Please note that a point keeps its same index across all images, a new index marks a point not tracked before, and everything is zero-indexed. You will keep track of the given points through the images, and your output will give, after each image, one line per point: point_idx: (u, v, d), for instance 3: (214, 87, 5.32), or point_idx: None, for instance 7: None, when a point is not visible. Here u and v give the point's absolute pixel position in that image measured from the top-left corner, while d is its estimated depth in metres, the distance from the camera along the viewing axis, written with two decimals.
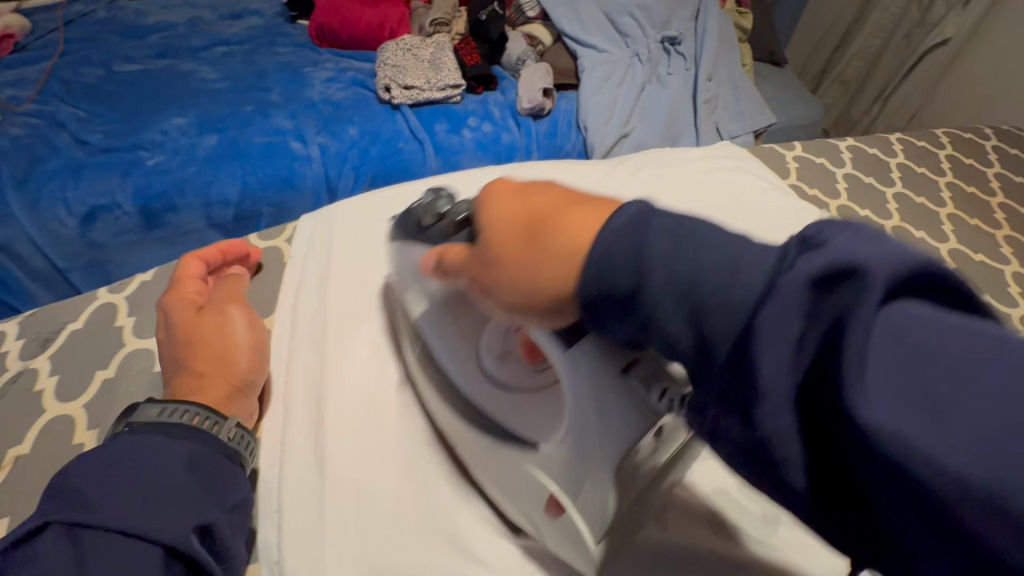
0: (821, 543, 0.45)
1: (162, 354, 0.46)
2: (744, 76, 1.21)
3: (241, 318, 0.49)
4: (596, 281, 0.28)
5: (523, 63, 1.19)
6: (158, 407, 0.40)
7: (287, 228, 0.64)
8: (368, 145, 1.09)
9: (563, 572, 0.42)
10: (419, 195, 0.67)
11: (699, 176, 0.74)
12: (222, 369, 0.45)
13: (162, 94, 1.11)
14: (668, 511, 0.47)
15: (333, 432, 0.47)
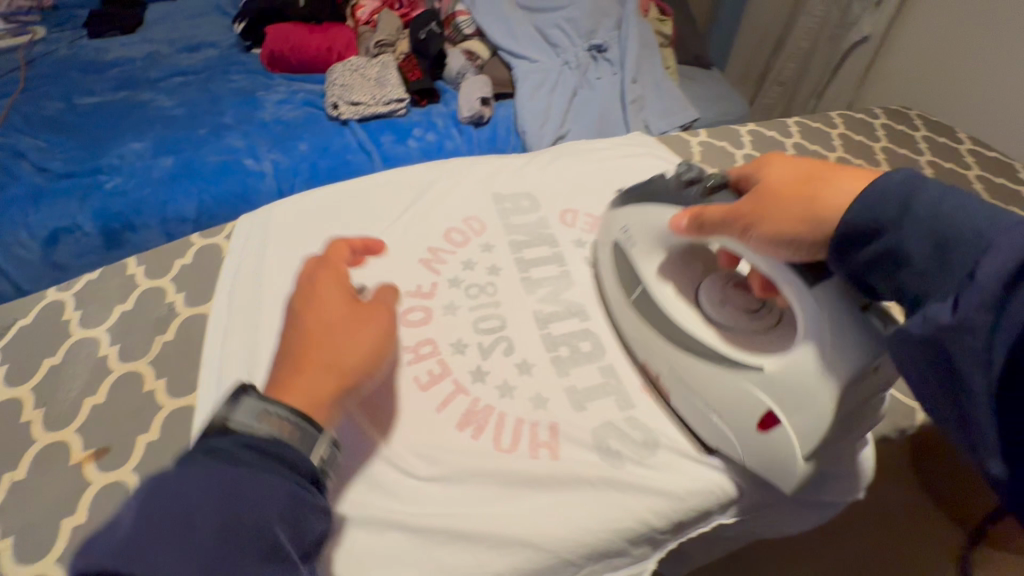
0: (696, 463, 0.49)
1: (276, 347, 0.44)
2: (667, 77, 1.31)
3: (376, 323, 0.46)
4: (871, 219, 0.42)
5: (463, 76, 1.28)
6: (256, 410, 0.37)
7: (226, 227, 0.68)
8: (317, 159, 1.16)
9: (464, 503, 0.45)
10: (349, 190, 0.72)
11: (608, 162, 0.81)
12: (336, 363, 0.42)
13: (120, 122, 1.17)
14: (559, 442, 0.49)
15: None
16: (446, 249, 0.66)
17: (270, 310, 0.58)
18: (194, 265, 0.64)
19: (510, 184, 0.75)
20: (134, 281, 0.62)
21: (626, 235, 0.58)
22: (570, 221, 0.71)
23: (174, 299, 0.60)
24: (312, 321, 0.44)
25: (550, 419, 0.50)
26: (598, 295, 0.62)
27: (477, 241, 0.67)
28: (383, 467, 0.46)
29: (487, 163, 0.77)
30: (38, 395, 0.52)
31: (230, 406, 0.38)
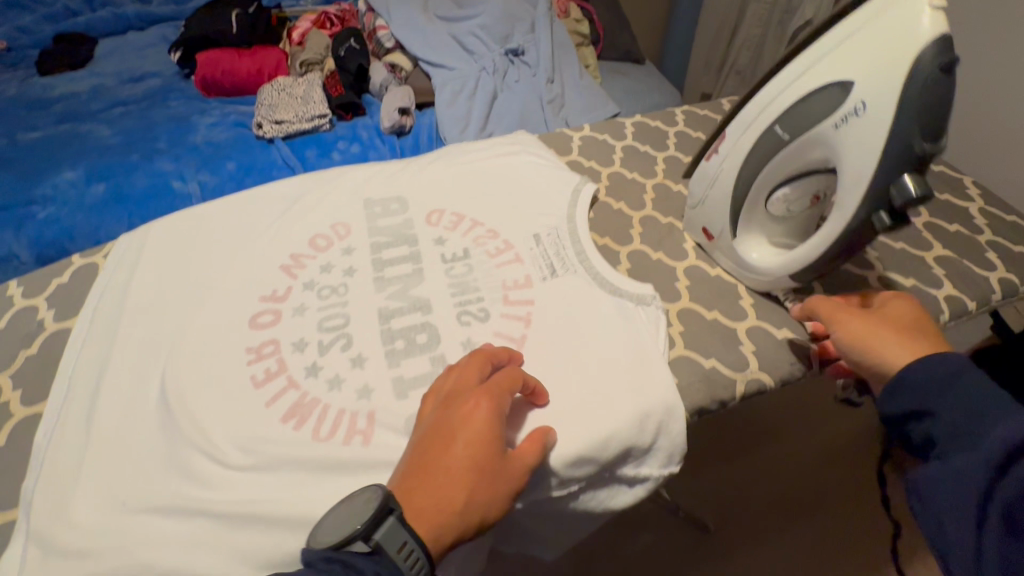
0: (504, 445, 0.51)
1: (417, 452, 0.44)
2: (585, 76, 1.34)
3: (522, 472, 0.45)
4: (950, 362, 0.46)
5: (386, 89, 1.33)
6: (388, 541, 0.38)
7: (104, 246, 0.72)
8: (243, 177, 1.21)
9: (276, 488, 0.48)
10: (226, 206, 0.76)
11: (483, 159, 0.83)
12: (465, 513, 0.42)
13: (58, 155, 1.24)
14: (375, 428, 0.52)
15: (101, 402, 0.54)
16: (307, 253, 0.69)
17: (128, 321, 0.61)
18: (69, 283, 0.68)
19: (382, 190, 0.78)
20: (11, 300, 0.66)
21: (855, 112, 0.48)
22: (435, 221, 0.74)
23: (44, 316, 0.64)
24: (461, 451, 0.43)
25: (371, 408, 0.53)
26: (446, 288, 0.65)
27: (340, 243, 0.71)
28: (203, 461, 0.50)
29: (363, 172, 0.81)
30: None
31: (379, 524, 0.39)
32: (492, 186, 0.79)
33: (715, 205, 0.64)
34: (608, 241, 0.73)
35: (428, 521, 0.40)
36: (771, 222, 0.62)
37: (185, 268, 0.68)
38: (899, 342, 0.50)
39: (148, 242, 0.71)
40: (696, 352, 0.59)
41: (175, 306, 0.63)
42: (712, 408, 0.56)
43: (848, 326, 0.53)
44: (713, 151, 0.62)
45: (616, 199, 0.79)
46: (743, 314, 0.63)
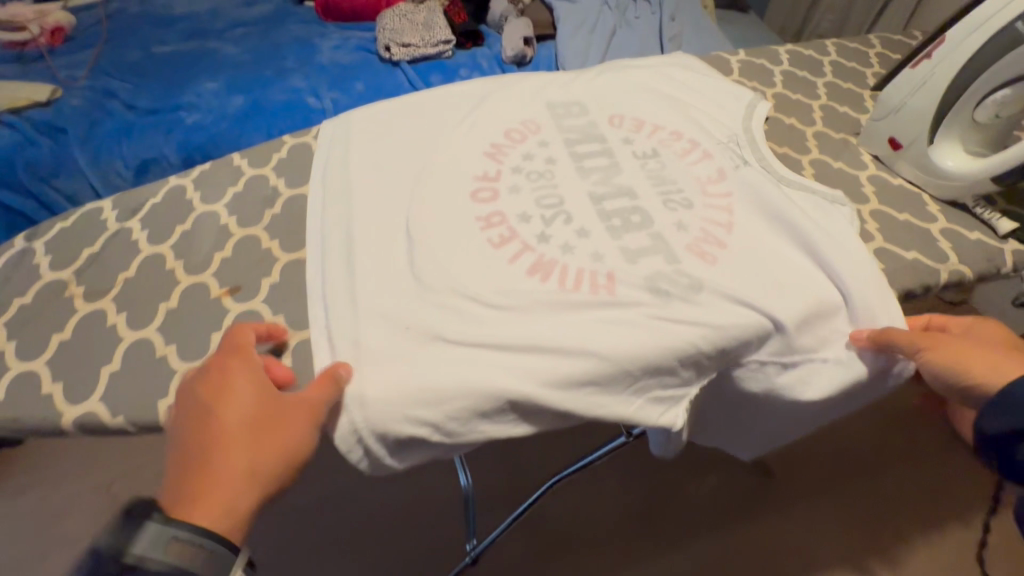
0: (738, 305, 0.56)
1: (195, 434, 0.43)
2: (705, 16, 1.35)
3: (304, 421, 0.46)
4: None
5: (505, 19, 1.34)
6: (170, 539, 0.37)
7: (312, 129, 0.77)
8: (373, 97, 1.25)
9: (541, 324, 0.53)
10: (417, 102, 0.80)
11: (654, 73, 0.86)
12: (242, 487, 0.42)
13: (195, 67, 1.29)
14: (617, 283, 0.57)
15: (360, 252, 0.59)
16: (507, 145, 0.73)
17: (360, 189, 0.67)
18: (289, 158, 0.73)
19: (561, 95, 0.82)
20: (239, 170, 0.71)
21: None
22: (618, 123, 0.78)
23: (276, 184, 0.69)
24: (224, 422, 0.43)
25: (608, 270, 0.58)
26: (647, 180, 0.69)
27: (536, 138, 0.75)
28: (465, 301, 0.55)
29: (540, 79, 0.84)
30: (175, 249, 0.62)
31: (137, 534, 0.37)
32: (669, 96, 0.82)
33: (917, 110, 0.66)
34: (787, 151, 0.75)
35: (212, 504, 0.40)
36: (968, 131, 0.65)
37: (395, 150, 0.73)
38: (996, 357, 0.52)
39: (354, 127, 0.76)
40: (897, 246, 0.63)
41: (398, 179, 0.68)
42: (916, 293, 0.60)
43: (933, 354, 0.53)
44: (925, 58, 0.65)
45: (785, 116, 0.82)
46: (932, 217, 0.66)
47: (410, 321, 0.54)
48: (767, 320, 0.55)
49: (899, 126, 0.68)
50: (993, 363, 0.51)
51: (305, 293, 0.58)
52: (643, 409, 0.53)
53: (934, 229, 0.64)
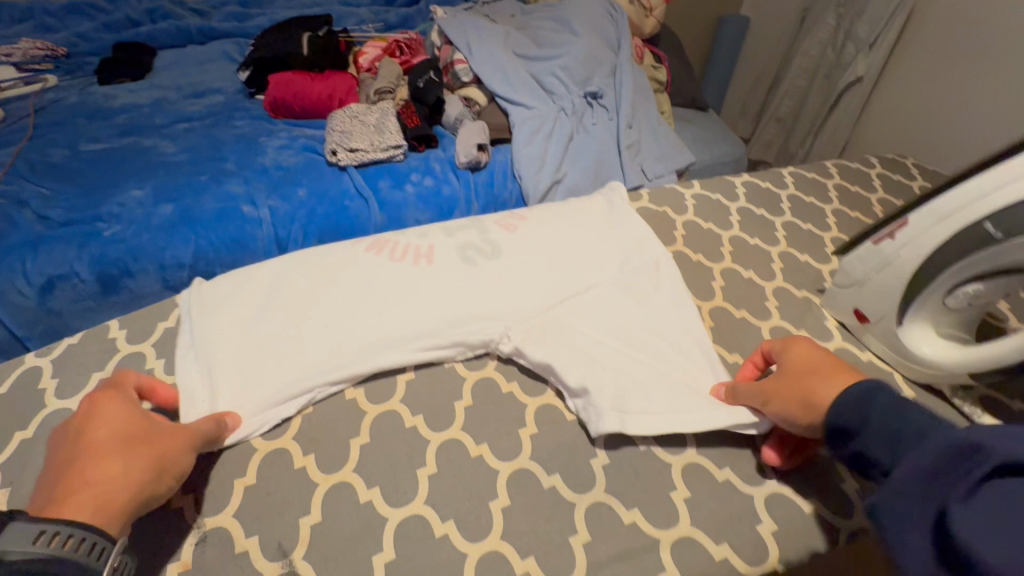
0: (751, 555, 0.47)
1: (57, 457, 0.42)
2: (662, 123, 1.34)
3: (119, 464, 0.41)
4: (848, 420, 0.42)
5: (461, 122, 1.30)
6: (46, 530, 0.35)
7: (174, 312, 0.64)
8: (315, 206, 1.18)
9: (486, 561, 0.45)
10: (311, 261, 0.69)
11: (577, 215, 0.79)
12: (99, 487, 0.39)
13: (123, 169, 1.20)
14: (583, 516, 0.48)
15: (254, 487, 0.49)
16: (408, 241, 0.73)
17: (238, 315, 0.62)
18: (178, 327, 0.64)
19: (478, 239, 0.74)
20: (115, 345, 0.61)
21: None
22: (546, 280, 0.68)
23: (154, 365, 0.59)
24: (100, 468, 0.40)
25: (551, 504, 0.49)
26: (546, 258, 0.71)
27: (497, 342, 0.61)
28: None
29: (469, 229, 0.76)
30: (6, 470, 0.50)
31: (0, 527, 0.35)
32: (599, 249, 0.73)
33: (900, 270, 0.59)
34: (744, 314, 0.68)
35: (81, 502, 0.38)
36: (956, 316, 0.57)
37: (294, 263, 0.68)
38: (821, 378, 0.46)
39: (223, 328, 0.61)
40: None
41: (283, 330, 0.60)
42: None
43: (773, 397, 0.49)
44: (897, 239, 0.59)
45: (743, 265, 0.75)
46: None
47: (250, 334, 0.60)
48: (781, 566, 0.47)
49: (864, 298, 0.63)
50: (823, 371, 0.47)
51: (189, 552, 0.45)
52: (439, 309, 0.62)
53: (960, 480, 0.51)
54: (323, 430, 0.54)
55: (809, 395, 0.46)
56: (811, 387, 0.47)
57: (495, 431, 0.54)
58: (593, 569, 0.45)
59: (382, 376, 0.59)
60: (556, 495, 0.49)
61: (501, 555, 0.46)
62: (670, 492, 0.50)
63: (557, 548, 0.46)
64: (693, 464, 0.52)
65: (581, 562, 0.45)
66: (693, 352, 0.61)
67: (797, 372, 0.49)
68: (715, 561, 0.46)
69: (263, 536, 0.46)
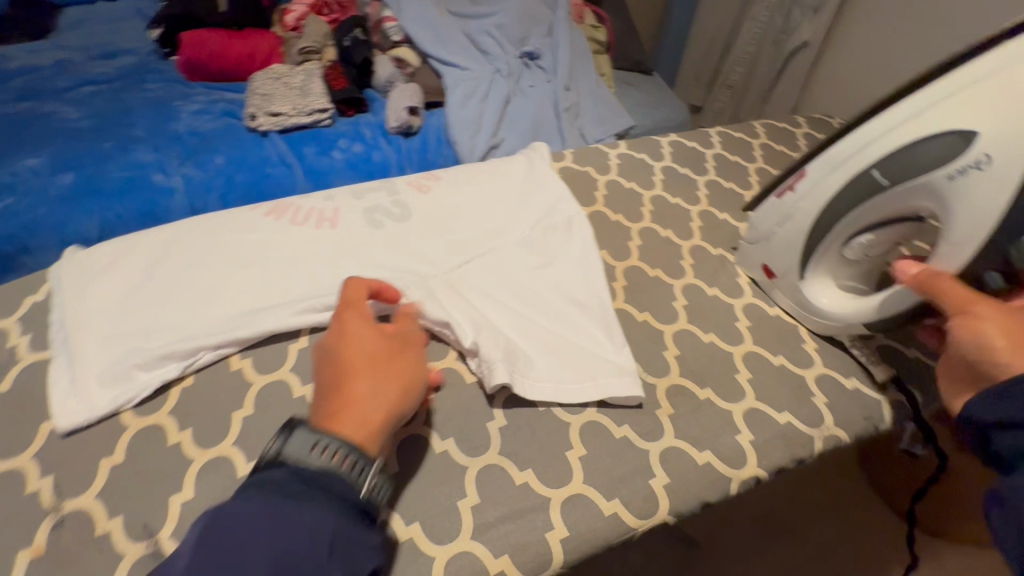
0: (642, 507, 0.47)
1: (366, 381, 0.43)
2: (601, 84, 1.30)
3: (389, 384, 0.43)
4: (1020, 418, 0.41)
5: (392, 85, 1.24)
6: (311, 441, 0.39)
7: (44, 284, 0.59)
8: (234, 173, 1.10)
9: None
10: (203, 226, 0.64)
11: (493, 176, 0.76)
12: (355, 411, 0.41)
13: (16, 137, 1.09)
14: (475, 478, 0.47)
15: (120, 466, 0.46)
16: (311, 204, 0.69)
17: (115, 280, 0.58)
18: (47, 301, 0.58)
19: (387, 201, 0.70)
20: None
21: (967, 162, 0.47)
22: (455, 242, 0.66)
23: (15, 343, 0.54)
24: (358, 389, 0.42)
25: (442, 469, 0.47)
26: (456, 221, 0.69)
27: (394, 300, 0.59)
28: None
29: (379, 191, 0.72)
30: None
31: (286, 442, 0.39)
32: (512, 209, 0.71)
33: (799, 223, 0.59)
34: (659, 273, 0.68)
35: (352, 420, 0.40)
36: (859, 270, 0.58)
37: (185, 228, 0.64)
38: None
39: (94, 299, 0.56)
40: (768, 405, 0.55)
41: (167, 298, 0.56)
42: (790, 467, 0.52)
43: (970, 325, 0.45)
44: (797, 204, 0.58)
45: (662, 225, 0.74)
46: (808, 361, 0.60)
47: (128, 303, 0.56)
48: (670, 516, 0.47)
49: (772, 254, 0.63)
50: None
51: (43, 538, 0.42)
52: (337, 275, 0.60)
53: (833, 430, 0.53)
54: (202, 404, 0.50)
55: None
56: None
57: None
58: (478, 533, 0.44)
59: (271, 342, 0.56)
60: (446, 459, 0.48)
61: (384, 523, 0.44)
62: (565, 451, 0.49)
63: (443, 512, 0.45)
64: (588, 422, 0.52)
65: (466, 526, 0.44)
66: (595, 309, 0.60)
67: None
68: (605, 517, 0.46)
69: (127, 516, 0.43)
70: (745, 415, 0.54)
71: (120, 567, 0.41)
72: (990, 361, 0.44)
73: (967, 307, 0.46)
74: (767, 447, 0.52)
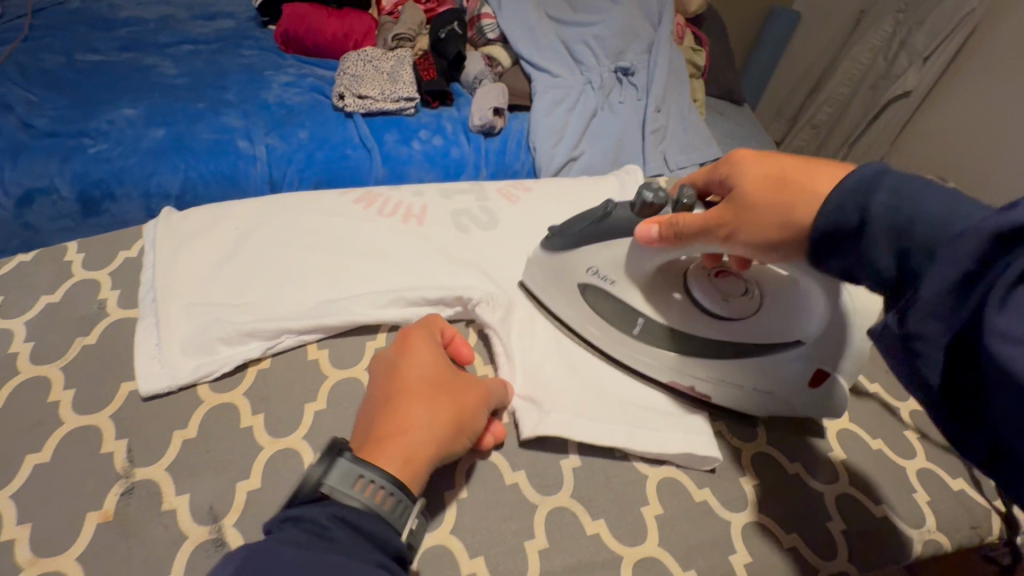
0: None
1: (419, 410, 0.40)
2: (692, 110, 1.25)
3: (442, 416, 0.41)
4: (839, 226, 0.35)
5: (480, 82, 1.23)
6: (351, 472, 0.35)
7: (139, 241, 0.59)
8: (315, 150, 1.11)
9: (432, 558, 0.41)
10: (293, 205, 0.64)
11: (582, 195, 0.73)
12: (403, 441, 0.38)
13: (119, 85, 1.13)
14: (547, 520, 0.44)
15: (193, 443, 0.45)
16: (399, 197, 0.68)
17: (207, 248, 0.58)
18: (138, 258, 0.58)
19: (475, 206, 0.68)
20: (68, 269, 0.56)
21: (597, 277, 0.54)
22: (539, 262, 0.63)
23: (106, 297, 0.54)
24: (411, 416, 0.40)
25: (513, 503, 0.45)
26: (543, 237, 0.66)
27: (474, 305, 0.56)
28: None
29: (465, 194, 0.70)
30: None
31: (322, 466, 0.36)
32: None
33: None
34: None
35: (396, 452, 0.38)
36: (789, 310, 0.51)
37: (276, 204, 0.64)
38: (800, 184, 0.38)
39: (186, 264, 0.56)
40: (861, 491, 0.50)
41: (253, 276, 0.56)
42: (882, 568, 0.47)
43: (737, 232, 0.41)
44: (686, 379, 0.52)
45: None
46: (909, 450, 0.54)
47: (219, 274, 0.56)
48: None
49: None
50: (792, 192, 0.38)
51: (113, 504, 0.42)
52: (419, 278, 0.58)
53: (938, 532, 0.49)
54: (278, 390, 0.49)
55: (790, 208, 0.38)
56: (790, 205, 0.38)
57: None
58: None
59: (348, 336, 0.55)
60: (517, 493, 0.45)
61: (449, 551, 0.42)
62: (641, 505, 0.46)
63: (509, 551, 0.42)
64: (666, 478, 0.48)
65: (533, 570, 0.41)
66: None
67: (770, 186, 0.40)
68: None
69: (194, 497, 0.42)
70: (837, 499, 0.49)
71: (183, 549, 0.40)
72: (770, 232, 0.39)
73: (718, 228, 0.42)
74: (861, 541, 0.47)
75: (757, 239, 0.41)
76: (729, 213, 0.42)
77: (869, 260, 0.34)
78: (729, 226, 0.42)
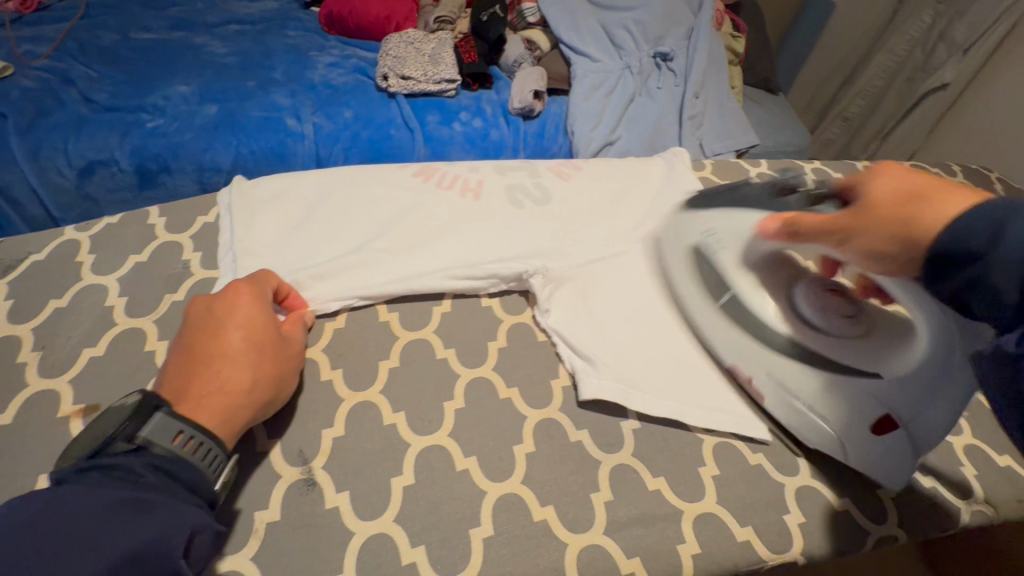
0: (774, 539, 0.45)
1: (234, 367, 0.42)
2: (731, 97, 1.25)
3: (255, 374, 0.43)
4: (961, 248, 0.33)
5: (519, 65, 1.24)
6: (168, 426, 0.37)
7: (213, 208, 0.63)
8: (360, 129, 1.14)
9: (506, 508, 0.44)
10: (354, 177, 0.66)
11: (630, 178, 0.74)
12: (222, 396, 0.40)
13: (172, 62, 1.17)
14: (610, 475, 0.47)
15: None
16: (456, 172, 0.70)
17: (278, 215, 0.61)
18: (215, 224, 0.61)
19: (524, 183, 0.70)
20: (152, 231, 0.60)
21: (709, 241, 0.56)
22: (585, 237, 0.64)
23: (189, 259, 0.58)
24: (229, 373, 0.41)
25: (579, 460, 0.47)
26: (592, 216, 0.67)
27: (527, 277, 0.59)
28: (411, 500, 0.43)
29: (513, 172, 0.71)
30: (38, 336, 0.51)
31: (145, 423, 0.37)
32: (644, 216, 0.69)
33: None
34: None
35: (214, 409, 0.40)
36: (888, 344, 0.47)
37: (335, 176, 0.66)
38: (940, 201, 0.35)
39: (259, 229, 0.59)
40: None
41: (320, 243, 0.59)
42: (930, 534, 0.49)
43: (851, 240, 0.40)
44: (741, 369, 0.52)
45: None
46: (957, 427, 0.56)
47: (288, 239, 0.59)
48: (799, 556, 0.45)
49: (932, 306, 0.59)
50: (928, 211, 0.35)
51: None
52: (474, 251, 0.60)
53: (982, 502, 0.51)
54: (354, 347, 0.52)
55: (909, 226, 0.36)
56: (909, 224, 0.36)
57: (527, 377, 0.52)
58: (610, 530, 0.44)
59: (414, 301, 0.57)
60: (581, 450, 0.48)
61: (521, 499, 0.44)
62: (698, 466, 0.48)
63: (577, 502, 0.45)
64: (719, 443, 0.50)
65: (600, 520, 0.44)
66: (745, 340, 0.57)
67: (897, 204, 0.37)
68: (737, 542, 0.45)
69: (284, 441, 0.45)
70: None
71: (278, 486, 0.43)
72: (886, 250, 0.38)
73: (833, 232, 0.42)
74: (909, 509, 0.49)
75: (868, 249, 0.39)
76: (847, 219, 0.41)
77: (988, 289, 0.32)
78: (843, 230, 0.41)
